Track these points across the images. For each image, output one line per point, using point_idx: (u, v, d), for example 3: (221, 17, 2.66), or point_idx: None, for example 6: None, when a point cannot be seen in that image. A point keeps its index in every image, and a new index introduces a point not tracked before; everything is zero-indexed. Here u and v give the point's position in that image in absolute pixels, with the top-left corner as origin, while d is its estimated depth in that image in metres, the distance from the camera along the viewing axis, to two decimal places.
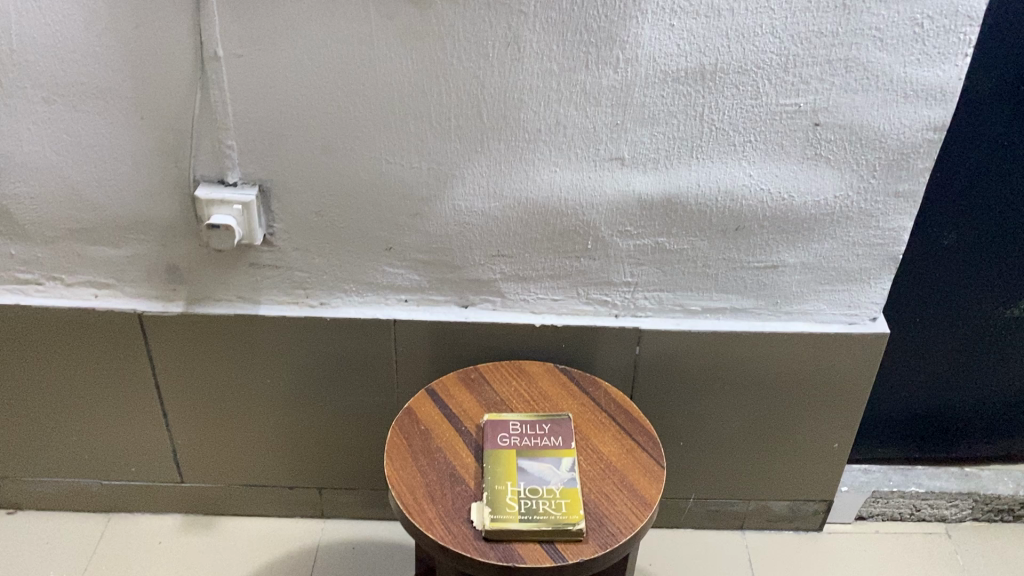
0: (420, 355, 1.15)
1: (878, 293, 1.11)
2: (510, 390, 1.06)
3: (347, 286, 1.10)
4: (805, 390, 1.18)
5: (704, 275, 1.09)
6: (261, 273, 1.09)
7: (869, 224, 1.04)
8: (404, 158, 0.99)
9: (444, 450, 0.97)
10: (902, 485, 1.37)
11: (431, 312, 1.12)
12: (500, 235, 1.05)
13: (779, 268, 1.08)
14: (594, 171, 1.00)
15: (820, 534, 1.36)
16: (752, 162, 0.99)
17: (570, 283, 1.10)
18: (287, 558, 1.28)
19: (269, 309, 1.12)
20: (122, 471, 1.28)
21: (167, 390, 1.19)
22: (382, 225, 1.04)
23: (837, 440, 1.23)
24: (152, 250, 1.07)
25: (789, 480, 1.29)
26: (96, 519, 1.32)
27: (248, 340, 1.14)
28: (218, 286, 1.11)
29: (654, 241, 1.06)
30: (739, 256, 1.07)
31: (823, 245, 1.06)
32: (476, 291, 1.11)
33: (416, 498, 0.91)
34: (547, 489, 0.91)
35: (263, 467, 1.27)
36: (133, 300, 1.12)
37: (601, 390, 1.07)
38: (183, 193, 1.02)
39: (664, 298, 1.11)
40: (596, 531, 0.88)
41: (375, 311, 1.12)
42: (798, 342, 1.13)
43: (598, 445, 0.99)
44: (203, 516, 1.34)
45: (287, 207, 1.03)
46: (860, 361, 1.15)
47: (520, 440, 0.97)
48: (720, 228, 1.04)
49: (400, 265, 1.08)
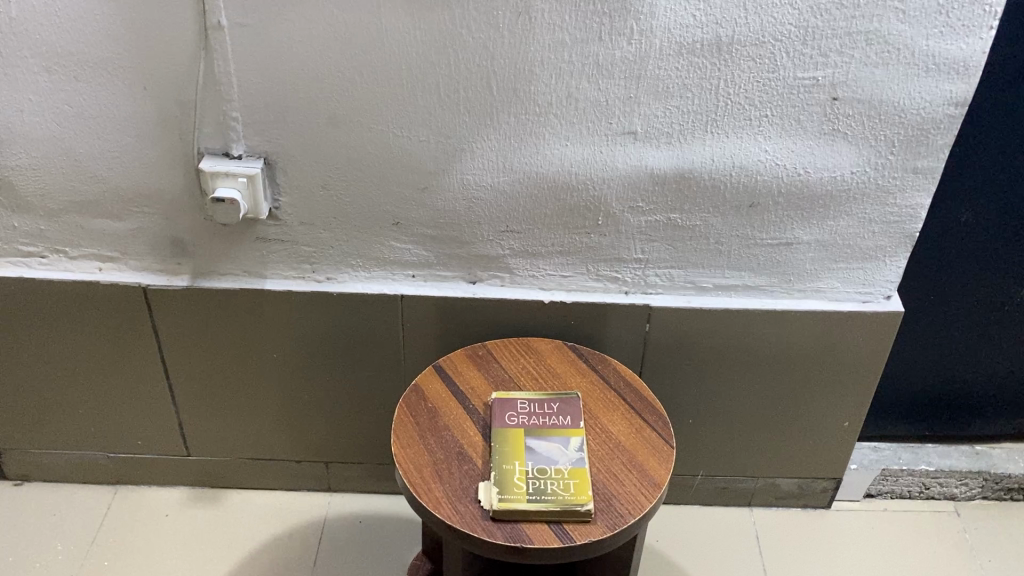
0: (428, 331, 1.13)
1: (894, 271, 1.09)
2: (518, 367, 1.05)
3: (355, 261, 1.09)
4: (817, 368, 1.16)
5: (716, 251, 1.07)
6: (267, 248, 1.08)
7: (886, 200, 1.02)
8: (412, 131, 0.97)
9: (452, 428, 0.96)
10: (912, 462, 1.36)
11: (439, 288, 1.11)
12: (509, 210, 1.03)
13: (794, 246, 1.06)
14: (606, 146, 0.98)
15: (828, 511, 1.36)
16: (768, 137, 0.97)
17: (580, 260, 1.08)
18: (295, 533, 1.28)
19: (275, 284, 1.11)
20: (128, 445, 1.28)
21: (173, 363, 1.18)
22: (389, 199, 1.03)
23: (848, 419, 1.22)
24: (156, 223, 1.06)
25: (798, 458, 1.28)
26: (103, 491, 1.32)
27: (254, 315, 1.12)
28: (223, 260, 1.09)
29: (666, 217, 1.04)
30: (753, 233, 1.05)
31: (838, 223, 1.04)
32: (483, 267, 1.09)
33: (423, 476, 0.91)
34: (555, 469, 0.90)
35: (270, 441, 1.27)
36: (137, 273, 1.11)
37: (610, 367, 1.05)
38: (187, 166, 1.01)
39: (675, 275, 1.10)
40: (604, 512, 0.88)
41: (382, 286, 1.11)
42: (810, 320, 1.11)
43: (607, 423, 0.98)
44: (210, 489, 1.33)
45: (292, 180, 1.02)
46: (873, 339, 1.13)
47: (528, 419, 0.96)
48: (734, 204, 1.02)
49: (407, 240, 1.06)
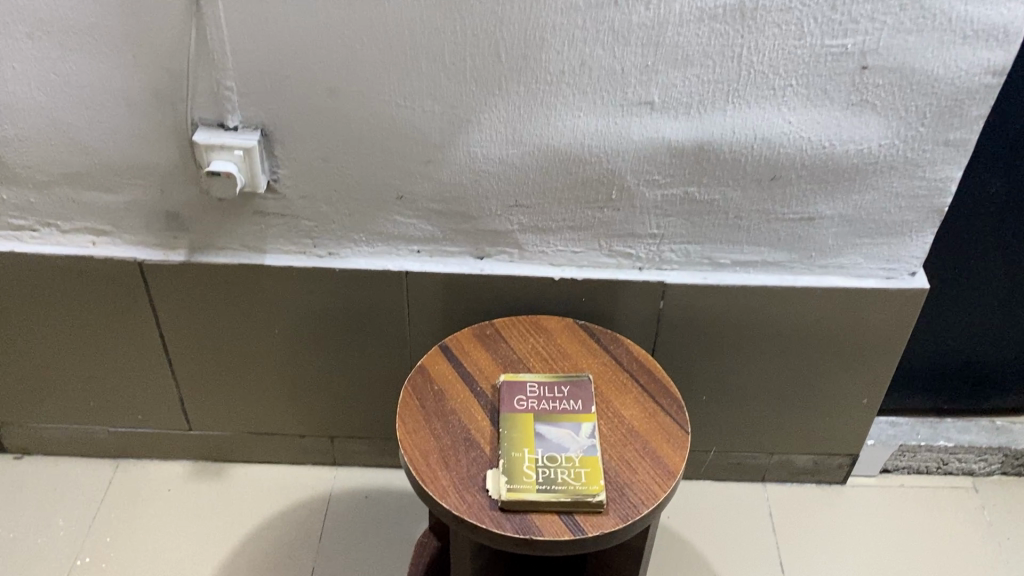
0: (434, 308, 1.09)
1: (920, 247, 1.04)
2: (527, 347, 1.01)
3: (357, 235, 1.05)
4: (838, 345, 1.13)
5: (735, 226, 1.02)
6: (266, 222, 1.03)
7: (914, 174, 0.97)
8: (415, 101, 0.92)
9: (458, 411, 0.93)
10: (930, 438, 1.32)
11: (445, 264, 1.06)
12: (519, 183, 0.99)
13: (816, 220, 1.02)
14: (621, 117, 0.93)
15: (842, 487, 1.33)
16: (792, 108, 0.92)
17: (592, 235, 1.03)
18: (299, 508, 1.26)
19: (275, 259, 1.06)
20: (128, 419, 1.25)
21: (172, 338, 1.15)
22: (392, 172, 0.98)
23: (866, 397, 1.19)
24: (150, 196, 1.02)
25: (814, 435, 1.24)
26: (105, 465, 1.30)
27: (254, 290, 1.09)
28: (221, 234, 1.05)
29: (683, 191, 0.99)
30: (773, 207, 1.00)
31: (863, 197, 0.99)
32: (491, 242, 1.05)
33: (429, 464, 0.88)
34: (566, 457, 0.87)
35: (273, 416, 1.24)
36: (132, 247, 1.07)
37: (623, 347, 1.01)
38: (181, 137, 0.96)
39: (691, 251, 1.05)
40: (616, 502, 0.85)
41: (386, 262, 1.06)
42: (831, 297, 1.07)
43: (619, 407, 0.94)
44: (213, 463, 1.31)
45: (291, 152, 0.97)
46: (897, 315, 1.09)
47: (537, 403, 0.93)
48: (754, 177, 0.97)
49: (412, 215, 1.02)
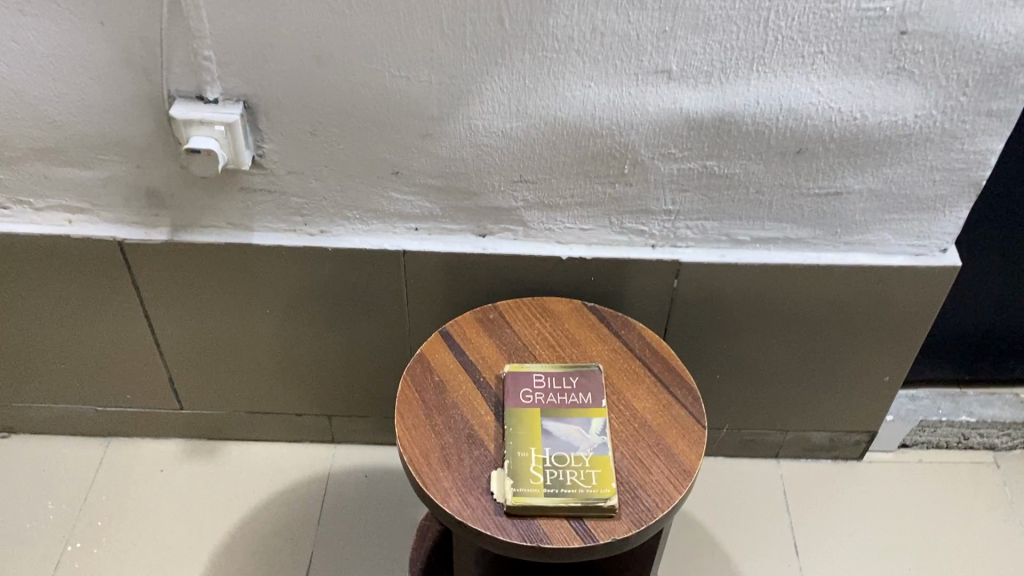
0: (433, 287, 1.03)
1: (953, 222, 0.97)
2: (533, 333, 0.95)
3: (350, 213, 0.98)
4: (862, 323, 1.07)
5: (756, 202, 0.95)
6: (253, 198, 0.96)
7: (951, 146, 0.90)
8: (410, 70, 0.84)
9: (461, 405, 0.88)
10: (952, 413, 1.27)
11: (445, 242, 1.00)
12: (523, 158, 0.91)
13: (843, 195, 0.94)
14: (636, 86, 0.85)
15: (859, 463, 1.28)
16: (821, 77, 0.84)
17: (602, 212, 0.97)
18: (297, 488, 1.21)
19: (264, 237, 1.00)
20: (117, 399, 1.20)
21: (158, 318, 1.09)
22: (387, 147, 0.91)
23: (888, 374, 1.13)
24: (127, 172, 0.94)
25: (832, 412, 1.19)
26: (95, 444, 1.25)
27: (243, 269, 1.02)
28: (205, 211, 0.98)
29: (700, 165, 0.92)
30: (798, 182, 0.93)
31: (896, 170, 0.92)
32: (494, 219, 0.98)
33: (430, 464, 0.83)
34: (575, 457, 0.82)
35: (268, 395, 1.19)
36: (112, 225, 1.00)
37: (635, 332, 0.95)
38: (157, 111, 0.88)
39: (708, 227, 0.98)
40: (629, 505, 0.80)
41: (382, 240, 1.00)
42: (856, 276, 1.01)
43: (631, 399, 0.89)
44: (207, 441, 1.26)
45: (276, 125, 0.89)
46: (925, 293, 1.03)
47: (544, 396, 0.87)
48: (779, 150, 0.90)
49: (409, 191, 0.95)
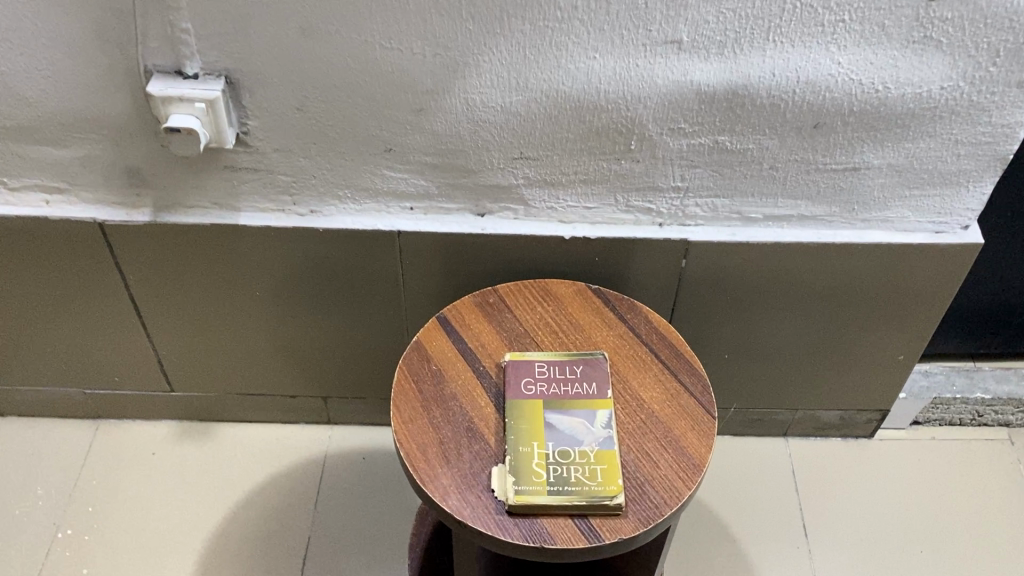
0: (430, 268, 0.99)
1: (976, 198, 0.92)
2: (535, 319, 0.91)
3: (342, 191, 0.93)
4: (878, 301, 1.02)
5: (769, 178, 0.90)
6: (238, 176, 0.91)
7: (978, 119, 0.84)
8: (402, 42, 0.78)
9: (460, 396, 0.84)
10: (966, 389, 1.23)
11: (442, 222, 0.95)
12: (524, 134, 0.86)
13: (861, 170, 0.89)
14: (643, 58, 0.80)
15: (869, 441, 1.25)
16: (842, 47, 0.78)
17: (607, 189, 0.92)
18: (292, 471, 1.18)
19: (251, 217, 0.95)
20: (105, 381, 1.16)
21: (144, 301, 1.04)
22: (379, 123, 0.86)
23: (903, 353, 1.09)
24: (105, 151, 0.89)
25: (843, 391, 1.16)
26: (84, 427, 1.22)
27: (230, 250, 0.98)
28: (188, 191, 0.93)
29: (711, 140, 0.87)
30: (815, 157, 0.88)
31: (918, 144, 0.87)
32: (493, 198, 0.93)
33: (428, 460, 0.79)
34: (580, 452, 0.78)
35: (261, 377, 1.15)
36: (91, 206, 0.95)
37: (641, 316, 0.91)
38: (134, 87, 0.83)
39: (719, 205, 0.93)
40: (636, 502, 0.77)
41: (376, 220, 0.95)
42: (873, 254, 0.96)
43: (638, 388, 0.85)
44: (200, 423, 1.23)
45: (260, 101, 0.84)
46: (945, 272, 0.98)
47: (547, 387, 0.83)
48: (795, 124, 0.85)
49: (403, 169, 0.90)
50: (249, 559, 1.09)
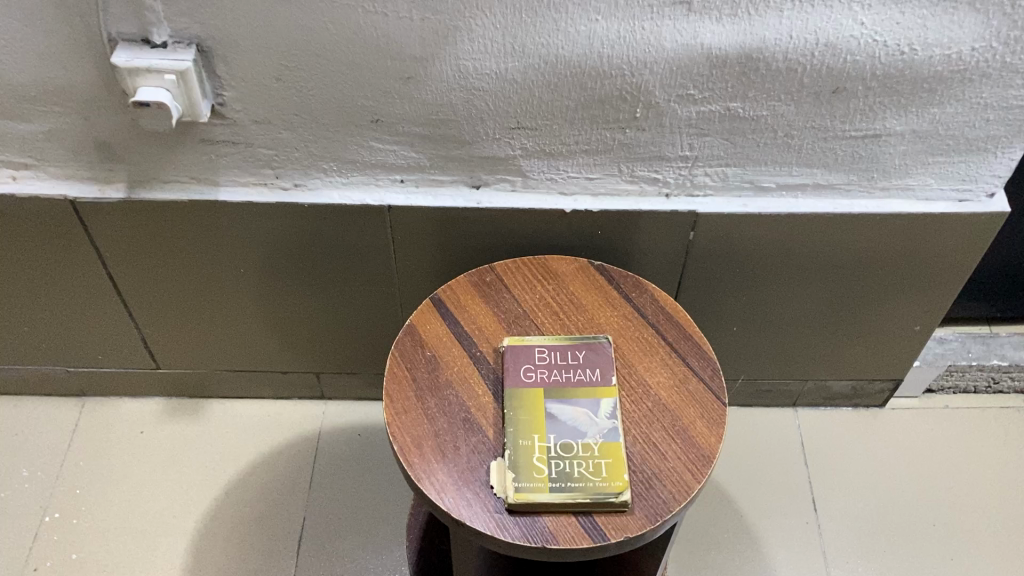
0: (424, 243, 0.93)
1: (1005, 165, 0.87)
2: (535, 299, 0.86)
3: (327, 164, 0.87)
4: (895, 272, 0.97)
5: (784, 146, 0.84)
6: (216, 150, 0.85)
7: (1011, 82, 0.78)
8: (387, 5, 0.72)
9: (456, 384, 0.79)
10: (983, 357, 1.19)
11: (435, 195, 0.90)
12: (521, 103, 0.80)
13: (882, 137, 0.83)
14: (649, 20, 0.73)
15: (881, 410, 1.21)
16: (867, 6, 0.72)
17: (610, 159, 0.86)
18: (286, 449, 1.14)
19: (232, 193, 0.90)
20: (88, 359, 1.11)
21: (123, 279, 0.99)
22: (365, 92, 0.79)
23: (920, 323, 1.05)
24: (72, 125, 0.83)
25: (856, 361, 1.11)
26: (70, 405, 1.18)
27: (211, 226, 0.92)
28: (163, 165, 0.87)
29: (722, 107, 0.80)
30: (833, 124, 0.82)
31: (944, 109, 0.81)
32: (489, 169, 0.87)
33: (422, 454, 0.75)
34: (583, 446, 0.74)
35: (249, 353, 1.11)
36: (62, 182, 0.89)
37: (647, 295, 0.86)
38: (98, 57, 0.76)
39: (730, 174, 0.88)
40: (643, 497, 0.72)
41: (365, 194, 0.90)
42: (892, 224, 0.91)
43: (644, 374, 0.80)
44: (189, 399, 1.19)
45: (236, 71, 0.78)
46: (968, 241, 0.93)
47: (548, 374, 0.79)
48: (813, 89, 0.79)
49: (391, 140, 0.84)
50: (242, 541, 1.06)
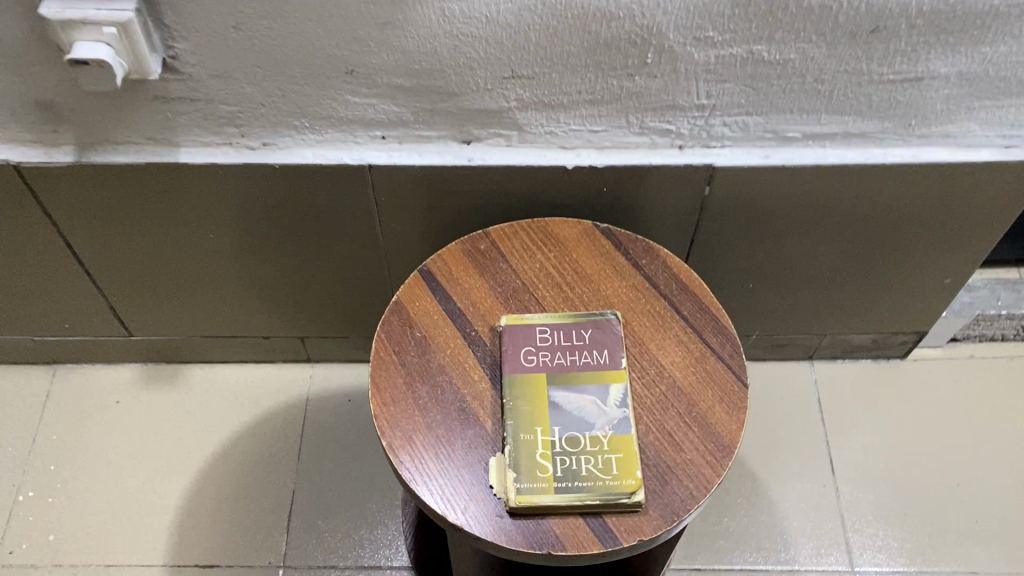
0: (411, 204, 0.84)
1: None
2: (535, 269, 0.77)
3: (299, 121, 0.77)
4: (929, 224, 0.89)
5: (812, 92, 0.75)
6: (172, 108, 0.76)
7: None
8: None
9: (449, 369, 0.72)
10: (1013, 305, 1.11)
11: (421, 152, 0.80)
12: (515, 50, 0.70)
13: (924, 81, 0.74)
14: None
15: (902, 361, 1.14)
16: None
17: (617, 110, 0.76)
18: (272, 417, 1.08)
19: (194, 153, 0.80)
20: (54, 328, 1.04)
21: (82, 246, 0.91)
22: (335, 41, 0.69)
23: (950, 275, 0.97)
24: (5, 83, 0.73)
25: (878, 314, 1.04)
26: (39, 373, 1.10)
27: (175, 189, 0.83)
28: (114, 125, 0.78)
29: (745, 50, 0.70)
30: (870, 67, 0.72)
31: (997, 48, 0.71)
32: (481, 123, 0.78)
33: (414, 450, 0.68)
34: (591, 439, 0.67)
35: (227, 318, 1.03)
36: (3, 145, 0.80)
37: (659, 262, 0.78)
38: (24, 6, 0.66)
39: (751, 124, 0.78)
40: (658, 495, 0.66)
41: (343, 152, 0.80)
42: (929, 175, 0.82)
43: (657, 353, 0.73)
44: (166, 365, 1.12)
45: (187, 19, 0.67)
46: (1011, 191, 0.84)
47: (551, 358, 0.71)
48: (849, 29, 0.68)
49: (369, 93, 0.75)
50: (228, 517, 1.00)
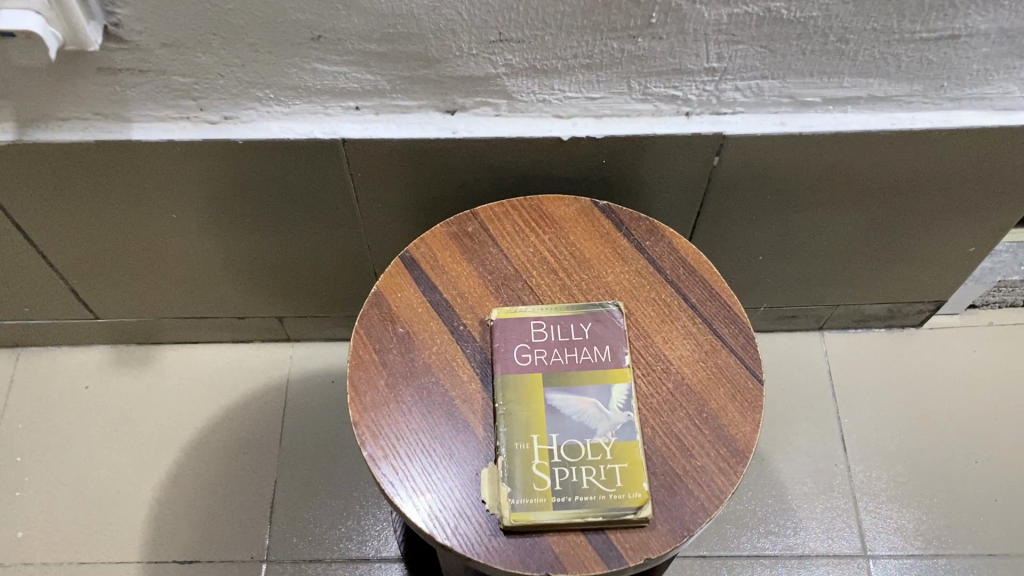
0: (390, 180, 0.77)
1: None
2: (528, 254, 0.71)
3: (262, 91, 0.70)
4: (956, 192, 0.82)
5: (835, 53, 0.67)
6: (120, 80, 0.68)
7: None
8: None
9: (435, 368, 0.65)
10: None
11: (401, 124, 0.73)
12: (502, 10, 0.62)
13: (961, 39, 0.66)
14: None
15: (917, 329, 1.09)
16: None
17: (617, 75, 0.69)
18: (251, 400, 1.02)
19: (147, 129, 0.72)
20: (13, 311, 0.97)
21: (35, 228, 0.83)
22: (298, 4, 0.61)
23: (975, 244, 0.90)
24: None
25: (894, 284, 0.98)
26: (2, 358, 1.04)
27: (130, 168, 0.75)
28: (56, 99, 0.69)
29: (763, 8, 0.62)
30: (902, 25, 0.64)
31: None
32: (466, 91, 0.70)
33: (398, 459, 0.61)
34: (593, 447, 0.61)
35: (198, 299, 0.96)
36: None
37: (665, 245, 0.71)
38: None
39: (766, 88, 0.71)
40: (667, 507, 0.59)
41: (313, 125, 0.72)
42: (960, 141, 0.75)
43: (663, 346, 0.66)
44: (137, 346, 1.05)
45: None
46: None
47: (547, 355, 0.65)
48: None
49: (340, 61, 0.66)
50: (207, 509, 0.95)
